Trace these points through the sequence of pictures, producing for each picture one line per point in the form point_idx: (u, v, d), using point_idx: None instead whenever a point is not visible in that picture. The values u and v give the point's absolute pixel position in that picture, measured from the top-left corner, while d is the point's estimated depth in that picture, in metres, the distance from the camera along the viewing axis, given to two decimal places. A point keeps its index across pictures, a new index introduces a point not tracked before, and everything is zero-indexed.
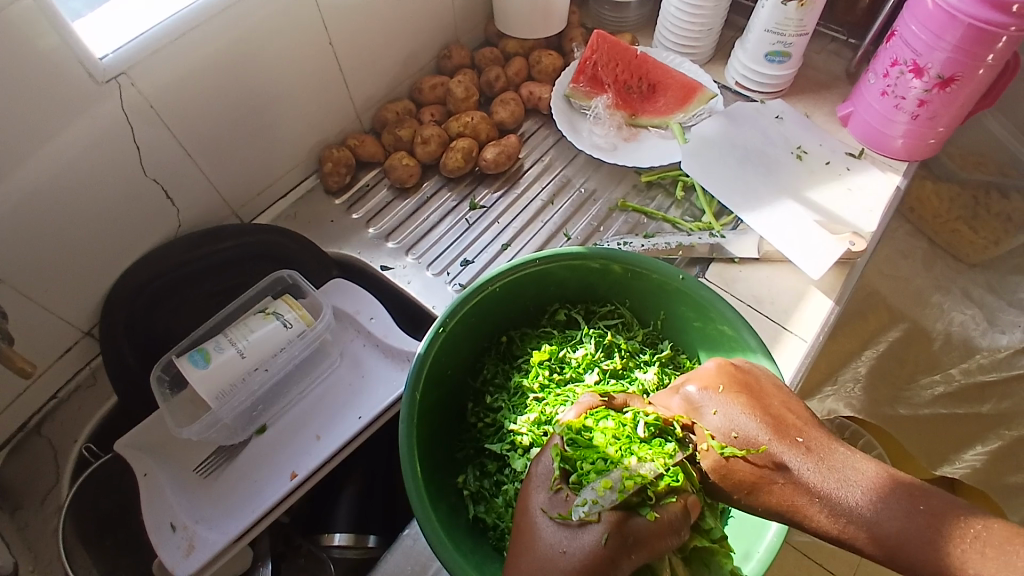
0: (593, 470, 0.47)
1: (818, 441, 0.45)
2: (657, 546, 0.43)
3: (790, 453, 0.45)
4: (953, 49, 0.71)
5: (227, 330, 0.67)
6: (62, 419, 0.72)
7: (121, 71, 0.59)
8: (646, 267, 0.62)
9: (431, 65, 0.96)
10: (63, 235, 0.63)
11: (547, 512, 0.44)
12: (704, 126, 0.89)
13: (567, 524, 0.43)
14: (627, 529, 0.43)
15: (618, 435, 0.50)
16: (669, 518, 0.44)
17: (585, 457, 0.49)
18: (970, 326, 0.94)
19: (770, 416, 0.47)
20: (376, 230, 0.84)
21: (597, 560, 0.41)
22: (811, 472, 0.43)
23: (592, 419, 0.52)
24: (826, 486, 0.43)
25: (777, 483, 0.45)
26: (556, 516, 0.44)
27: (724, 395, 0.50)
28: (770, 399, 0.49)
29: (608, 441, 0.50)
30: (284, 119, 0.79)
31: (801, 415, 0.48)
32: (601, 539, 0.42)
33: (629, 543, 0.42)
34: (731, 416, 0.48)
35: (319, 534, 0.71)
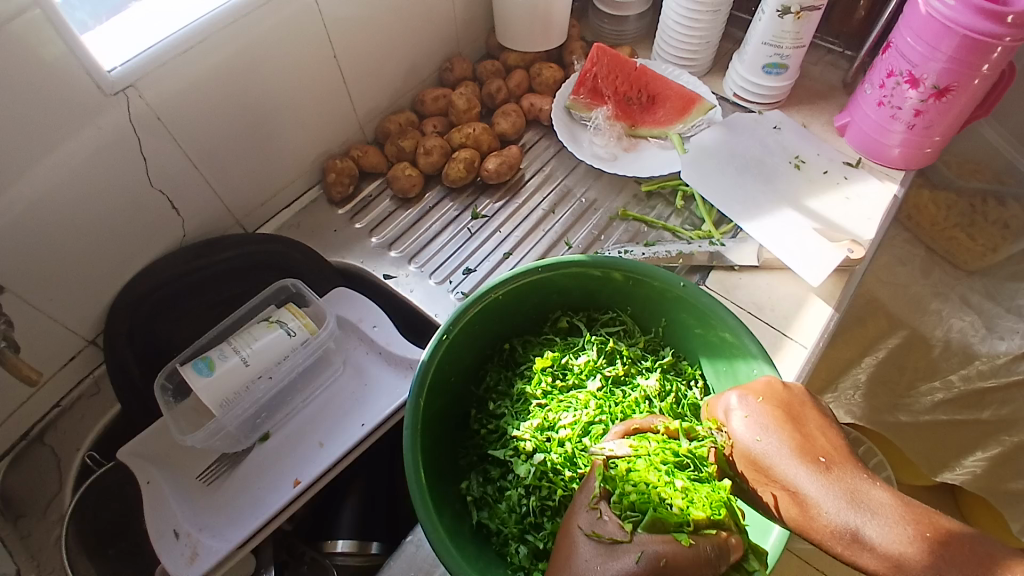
0: (636, 492, 0.48)
1: (844, 467, 0.46)
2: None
3: (812, 470, 0.46)
4: (948, 60, 0.72)
5: (231, 338, 0.67)
6: (66, 427, 0.72)
7: (129, 83, 0.60)
8: (647, 274, 0.62)
9: (434, 77, 0.97)
10: (68, 243, 0.63)
11: (584, 529, 0.45)
12: (703, 136, 0.90)
13: (601, 539, 0.44)
14: (664, 553, 0.43)
15: (664, 460, 0.52)
16: (706, 549, 0.44)
17: (627, 479, 0.49)
18: (970, 333, 0.95)
19: (801, 433, 0.48)
20: (378, 240, 0.84)
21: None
22: (826, 489, 0.44)
23: (633, 439, 0.53)
24: (840, 504, 0.44)
25: (790, 490, 0.46)
26: (590, 533, 0.45)
27: (761, 405, 0.51)
28: (806, 420, 0.50)
29: (651, 466, 0.51)
30: (289, 129, 0.80)
31: (833, 439, 0.49)
32: (636, 559, 0.42)
33: (666, 567, 0.42)
34: (761, 424, 0.49)
35: (322, 541, 0.71)
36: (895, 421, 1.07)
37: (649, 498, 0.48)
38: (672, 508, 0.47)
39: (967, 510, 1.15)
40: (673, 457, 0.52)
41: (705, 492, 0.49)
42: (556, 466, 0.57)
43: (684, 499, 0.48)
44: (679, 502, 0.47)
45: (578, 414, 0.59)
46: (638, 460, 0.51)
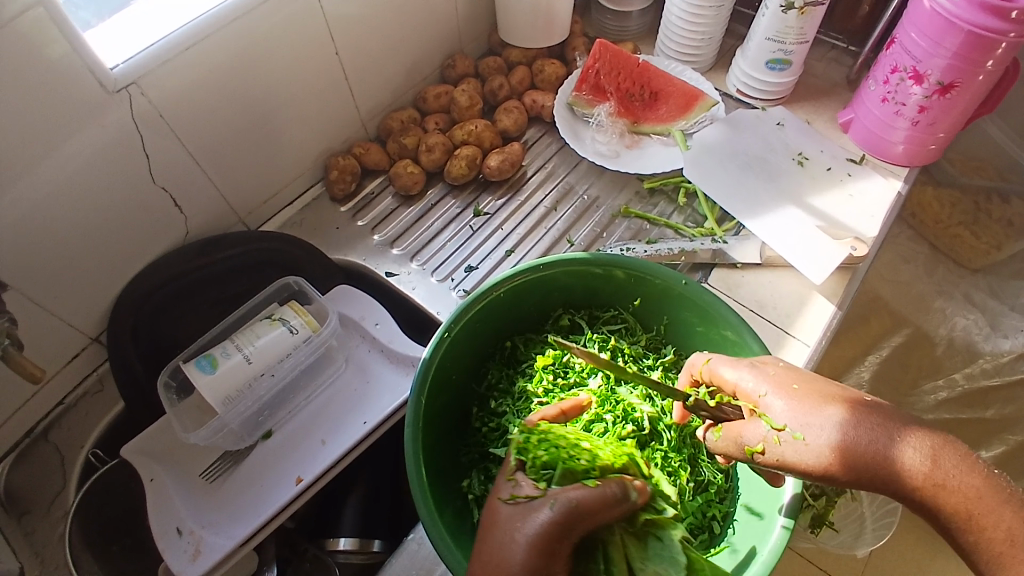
0: (545, 453, 0.51)
1: (857, 403, 0.46)
2: (606, 514, 0.43)
3: (829, 409, 0.45)
4: (953, 56, 0.72)
5: (234, 336, 0.68)
6: (70, 425, 0.72)
7: (132, 81, 0.60)
8: (649, 272, 0.62)
9: (436, 74, 0.97)
10: (72, 241, 0.64)
11: (502, 496, 0.46)
12: (706, 133, 0.89)
13: (519, 499, 0.45)
14: (572, 494, 0.43)
15: (570, 434, 0.55)
16: (612, 488, 0.44)
17: (535, 445, 0.51)
18: (973, 330, 0.95)
19: (807, 382, 0.48)
20: (380, 237, 0.84)
21: (552, 528, 0.41)
22: (841, 424, 0.44)
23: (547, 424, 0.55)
24: (859, 435, 0.43)
25: (803, 430, 0.45)
26: (508, 498, 0.46)
27: (763, 368, 0.50)
28: (808, 374, 0.50)
29: (564, 435, 0.54)
30: (291, 127, 0.80)
31: (847, 389, 0.48)
32: (550, 510, 0.42)
33: (580, 509, 0.42)
34: (763, 376, 0.49)
35: (325, 539, 0.71)
36: None
37: (558, 455, 0.51)
38: (581, 462, 0.50)
39: None
40: (580, 432, 0.56)
41: (606, 450, 0.53)
42: None
43: (587, 456, 0.51)
44: (584, 460, 0.51)
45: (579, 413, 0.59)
46: (551, 431, 0.54)
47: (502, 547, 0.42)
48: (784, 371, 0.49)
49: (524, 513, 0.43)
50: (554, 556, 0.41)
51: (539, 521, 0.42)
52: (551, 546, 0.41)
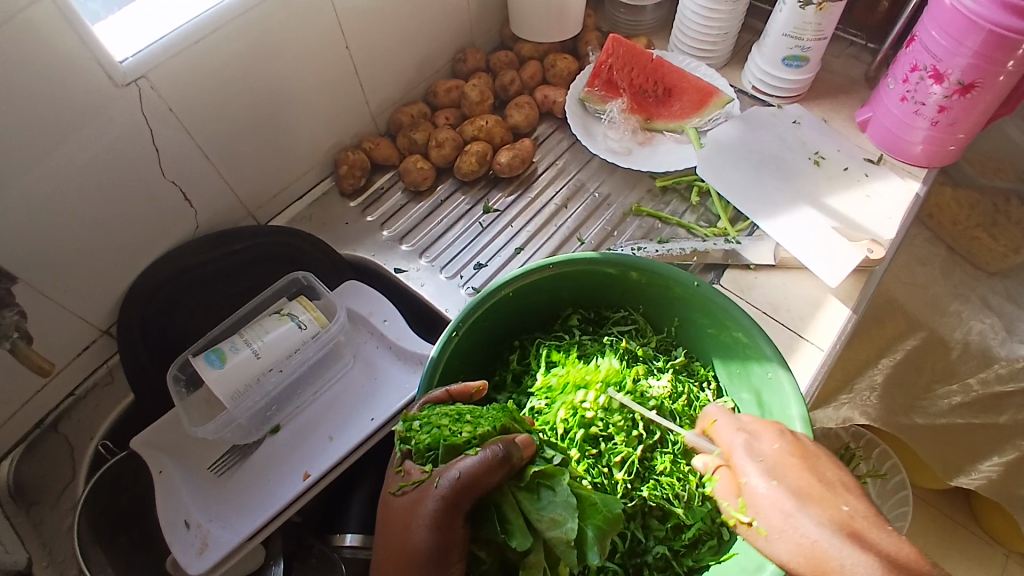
0: (430, 432, 0.51)
1: (858, 515, 0.45)
2: (488, 479, 0.47)
3: (823, 517, 0.44)
4: (974, 55, 0.70)
5: (243, 330, 0.68)
6: (80, 416, 0.73)
7: (141, 74, 0.60)
8: (661, 273, 0.61)
9: (447, 68, 0.96)
10: (81, 235, 0.64)
11: (396, 490, 0.50)
12: (720, 131, 0.88)
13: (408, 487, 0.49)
14: (456, 468, 0.47)
15: (452, 406, 0.54)
16: (490, 449, 0.48)
17: (423, 427, 0.52)
18: (989, 335, 0.92)
19: (813, 481, 0.47)
20: (390, 233, 0.84)
21: (444, 504, 0.46)
22: (829, 531, 0.43)
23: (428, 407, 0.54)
24: (846, 545, 0.42)
25: (788, 524, 0.45)
26: (403, 488, 0.50)
27: (771, 447, 0.49)
28: (823, 469, 0.48)
29: (446, 409, 0.53)
30: (301, 121, 0.79)
31: (850, 491, 0.47)
32: (438, 486, 0.46)
33: (466, 480, 0.46)
34: (766, 464, 0.48)
35: (331, 535, 0.71)
36: (910, 423, 1.06)
37: (440, 433, 0.51)
38: (463, 436, 0.51)
39: (980, 511, 1.21)
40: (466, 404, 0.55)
41: (488, 415, 0.53)
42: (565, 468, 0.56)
43: (470, 426, 0.52)
44: (465, 430, 0.51)
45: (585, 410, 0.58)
46: (431, 410, 0.53)
47: (406, 539, 0.47)
48: (793, 466, 0.47)
49: (416, 499, 0.48)
50: (446, 525, 0.46)
51: (427, 502, 0.46)
52: (445, 519, 0.46)
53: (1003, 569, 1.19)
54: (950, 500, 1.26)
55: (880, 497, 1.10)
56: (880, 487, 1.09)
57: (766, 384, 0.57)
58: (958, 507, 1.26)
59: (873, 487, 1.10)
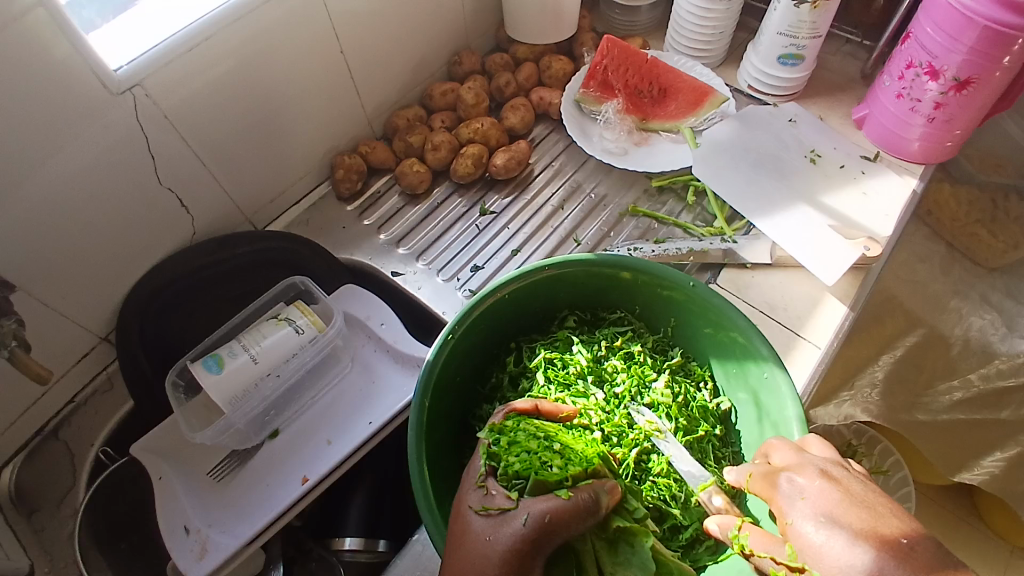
0: (517, 461, 0.50)
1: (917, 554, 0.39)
2: (575, 526, 0.44)
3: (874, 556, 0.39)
4: (969, 51, 0.70)
5: (241, 335, 0.68)
6: (79, 423, 0.73)
7: (136, 82, 0.60)
8: (656, 273, 0.61)
9: (442, 71, 0.96)
10: (78, 242, 0.64)
11: (473, 506, 0.47)
12: (716, 130, 0.88)
13: (494, 511, 0.46)
14: (542, 507, 0.44)
15: (541, 430, 0.53)
16: (584, 497, 0.46)
17: (510, 450, 0.51)
18: (989, 331, 0.94)
19: (864, 515, 0.41)
20: (387, 236, 0.84)
21: (525, 543, 0.43)
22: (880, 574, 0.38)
23: (514, 420, 0.54)
24: None
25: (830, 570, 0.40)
26: (479, 508, 0.46)
27: (812, 483, 0.45)
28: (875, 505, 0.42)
29: (534, 433, 0.53)
30: (297, 126, 0.80)
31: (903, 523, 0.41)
32: (522, 523, 0.43)
33: (550, 523, 0.44)
34: (809, 501, 0.44)
35: (330, 538, 0.71)
36: (912, 419, 1.05)
37: (530, 463, 0.49)
38: (552, 470, 0.49)
39: (983, 508, 1.21)
40: (549, 428, 0.54)
41: (579, 450, 0.52)
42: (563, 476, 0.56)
43: (561, 461, 0.50)
44: (556, 465, 0.49)
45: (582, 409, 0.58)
46: (517, 431, 0.53)
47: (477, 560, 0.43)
48: (837, 501, 0.43)
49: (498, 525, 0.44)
50: (526, 568, 0.42)
51: (507, 535, 0.43)
52: (524, 559, 0.42)
53: (1006, 566, 1.19)
54: (954, 497, 1.26)
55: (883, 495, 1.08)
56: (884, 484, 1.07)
57: (762, 383, 0.57)
58: (959, 504, 1.25)
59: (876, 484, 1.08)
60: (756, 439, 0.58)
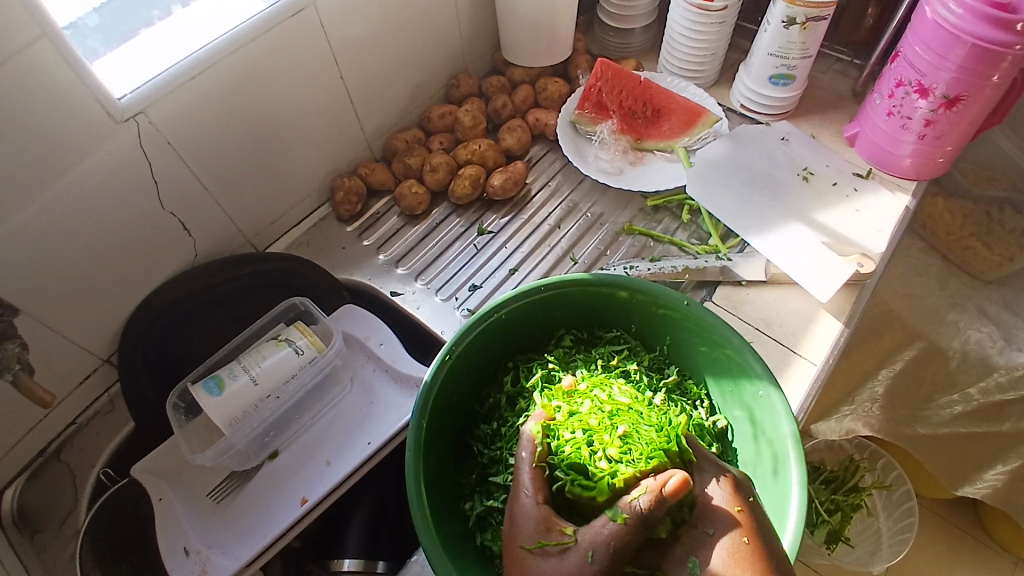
0: (571, 443, 0.54)
1: None
2: (634, 544, 0.45)
3: None
4: (958, 69, 0.71)
5: (241, 357, 0.69)
6: (81, 444, 0.73)
7: (139, 109, 0.62)
8: (651, 292, 0.62)
9: (441, 94, 0.98)
10: (80, 265, 0.65)
11: (527, 543, 0.47)
12: (709, 149, 0.89)
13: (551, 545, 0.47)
14: (601, 537, 0.45)
15: (607, 412, 0.57)
16: (638, 510, 0.45)
17: (567, 427, 0.56)
18: (987, 343, 0.91)
19: None
20: (386, 257, 0.85)
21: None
22: None
23: (585, 387, 0.61)
24: None
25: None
26: (535, 544, 0.47)
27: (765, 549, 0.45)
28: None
29: (597, 414, 0.57)
30: (297, 149, 0.81)
31: None
32: (586, 559, 0.45)
33: (617, 552, 0.44)
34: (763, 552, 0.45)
35: (329, 560, 0.71)
36: (913, 433, 1.06)
37: (580, 449, 0.54)
38: (600, 465, 0.53)
39: (988, 522, 1.20)
40: (611, 406, 0.58)
41: (645, 439, 0.54)
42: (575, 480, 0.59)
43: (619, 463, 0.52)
44: (606, 460, 0.53)
45: (627, 392, 0.61)
46: (579, 409, 0.58)
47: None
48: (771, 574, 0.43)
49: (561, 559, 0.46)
50: None
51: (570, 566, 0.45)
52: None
53: None
54: (958, 510, 1.25)
55: (887, 510, 1.09)
56: (886, 499, 1.09)
57: (757, 402, 0.58)
58: (964, 516, 1.24)
59: (879, 499, 1.10)
60: (752, 457, 0.59)
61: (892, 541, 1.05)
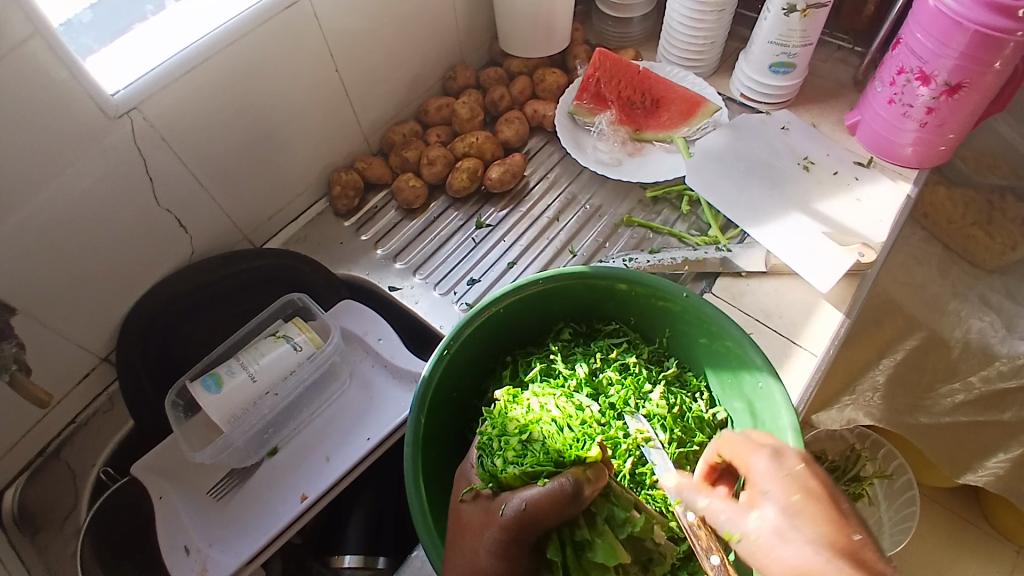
0: (489, 437, 0.55)
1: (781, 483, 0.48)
2: (554, 513, 0.46)
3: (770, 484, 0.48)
4: (959, 56, 0.70)
5: (239, 354, 0.68)
6: (81, 443, 0.73)
7: (132, 106, 0.61)
8: (649, 285, 0.62)
9: (437, 87, 0.97)
10: (77, 264, 0.65)
11: (464, 496, 0.51)
12: (708, 139, 0.88)
13: (479, 495, 0.51)
14: (521, 496, 0.47)
15: (522, 420, 0.56)
16: (560, 483, 0.47)
17: (495, 424, 0.56)
18: (989, 333, 0.91)
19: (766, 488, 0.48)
20: (383, 251, 0.85)
21: (504, 535, 0.46)
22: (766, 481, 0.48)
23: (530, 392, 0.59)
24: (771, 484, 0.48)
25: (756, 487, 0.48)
26: (468, 493, 0.51)
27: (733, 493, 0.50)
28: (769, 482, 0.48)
29: (520, 418, 0.56)
30: (293, 143, 0.80)
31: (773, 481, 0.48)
32: (502, 512, 0.47)
33: (530, 511, 0.46)
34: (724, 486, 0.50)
35: (330, 556, 0.71)
36: (914, 421, 1.05)
37: (488, 442, 0.55)
38: (495, 462, 0.52)
39: (991, 511, 1.20)
40: (533, 416, 0.56)
41: (541, 449, 0.53)
42: None
43: (518, 461, 0.52)
44: (500, 459, 0.52)
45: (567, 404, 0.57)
46: (511, 412, 0.57)
47: (470, 550, 0.47)
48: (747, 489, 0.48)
49: (483, 521, 0.48)
50: (510, 550, 0.47)
51: (490, 530, 0.47)
52: (510, 548, 0.47)
53: (1017, 567, 1.18)
54: (961, 498, 1.25)
55: (888, 499, 1.10)
56: (888, 487, 1.09)
57: (757, 393, 0.57)
58: (967, 506, 1.24)
59: (881, 488, 1.10)
60: None
61: (894, 530, 1.06)
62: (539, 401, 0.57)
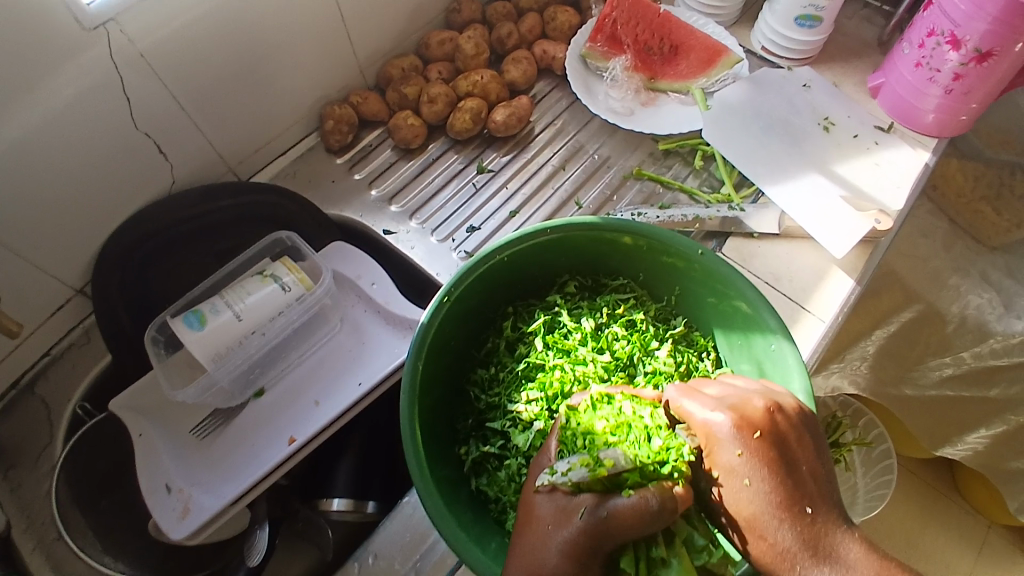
0: (572, 437, 0.48)
1: (759, 441, 0.45)
2: (636, 529, 0.41)
3: (737, 441, 0.46)
4: (993, 21, 0.66)
5: (224, 291, 0.65)
6: (56, 378, 0.70)
7: (111, 16, 0.56)
8: (662, 240, 0.58)
9: (439, 19, 0.91)
10: (49, 190, 0.60)
11: (538, 483, 0.45)
12: (727, 91, 0.84)
13: (556, 489, 0.44)
14: (607, 504, 0.42)
15: (613, 426, 0.49)
16: (642, 499, 0.42)
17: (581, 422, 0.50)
18: (986, 310, 0.90)
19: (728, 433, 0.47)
20: (378, 192, 0.80)
21: (582, 537, 0.41)
22: (733, 439, 0.46)
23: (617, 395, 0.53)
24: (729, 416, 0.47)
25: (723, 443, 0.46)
26: (544, 482, 0.45)
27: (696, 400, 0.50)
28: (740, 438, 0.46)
29: (607, 421, 0.49)
30: (284, 72, 0.75)
31: (747, 444, 0.45)
32: (581, 514, 0.42)
33: (610, 520, 0.41)
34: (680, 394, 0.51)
35: (318, 500, 0.69)
36: (899, 394, 1.06)
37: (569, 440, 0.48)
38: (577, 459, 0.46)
39: (962, 483, 1.23)
40: (624, 418, 0.50)
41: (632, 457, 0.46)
42: (523, 423, 0.57)
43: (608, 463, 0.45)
44: (581, 457, 0.46)
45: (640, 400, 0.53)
46: (597, 413, 0.51)
47: (535, 550, 0.42)
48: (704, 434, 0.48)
49: (558, 518, 0.42)
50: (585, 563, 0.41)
51: (569, 529, 0.41)
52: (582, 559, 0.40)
53: (984, 542, 1.21)
54: (934, 470, 1.28)
55: (865, 468, 1.10)
56: (866, 455, 1.09)
57: (768, 355, 0.55)
58: (941, 478, 1.27)
59: (858, 456, 1.10)
60: None
61: (868, 496, 1.06)
62: (631, 406, 0.51)
